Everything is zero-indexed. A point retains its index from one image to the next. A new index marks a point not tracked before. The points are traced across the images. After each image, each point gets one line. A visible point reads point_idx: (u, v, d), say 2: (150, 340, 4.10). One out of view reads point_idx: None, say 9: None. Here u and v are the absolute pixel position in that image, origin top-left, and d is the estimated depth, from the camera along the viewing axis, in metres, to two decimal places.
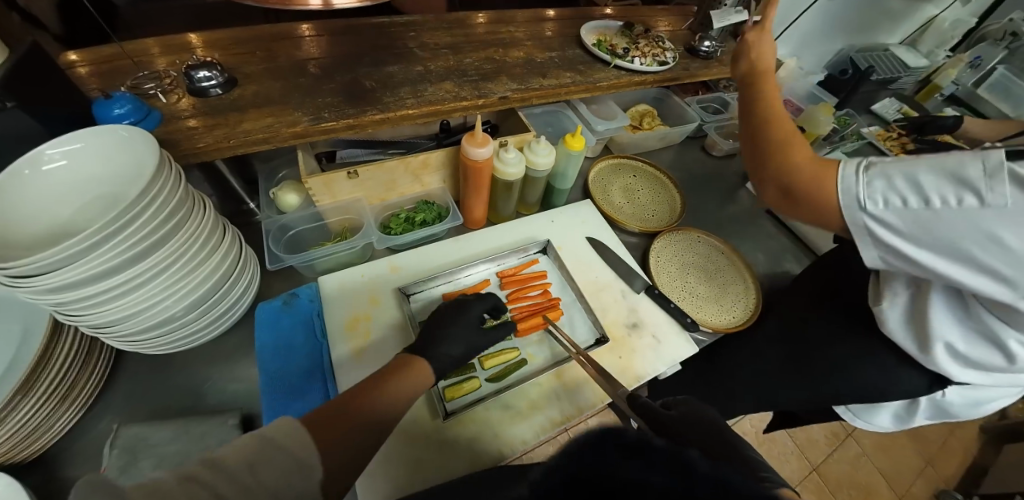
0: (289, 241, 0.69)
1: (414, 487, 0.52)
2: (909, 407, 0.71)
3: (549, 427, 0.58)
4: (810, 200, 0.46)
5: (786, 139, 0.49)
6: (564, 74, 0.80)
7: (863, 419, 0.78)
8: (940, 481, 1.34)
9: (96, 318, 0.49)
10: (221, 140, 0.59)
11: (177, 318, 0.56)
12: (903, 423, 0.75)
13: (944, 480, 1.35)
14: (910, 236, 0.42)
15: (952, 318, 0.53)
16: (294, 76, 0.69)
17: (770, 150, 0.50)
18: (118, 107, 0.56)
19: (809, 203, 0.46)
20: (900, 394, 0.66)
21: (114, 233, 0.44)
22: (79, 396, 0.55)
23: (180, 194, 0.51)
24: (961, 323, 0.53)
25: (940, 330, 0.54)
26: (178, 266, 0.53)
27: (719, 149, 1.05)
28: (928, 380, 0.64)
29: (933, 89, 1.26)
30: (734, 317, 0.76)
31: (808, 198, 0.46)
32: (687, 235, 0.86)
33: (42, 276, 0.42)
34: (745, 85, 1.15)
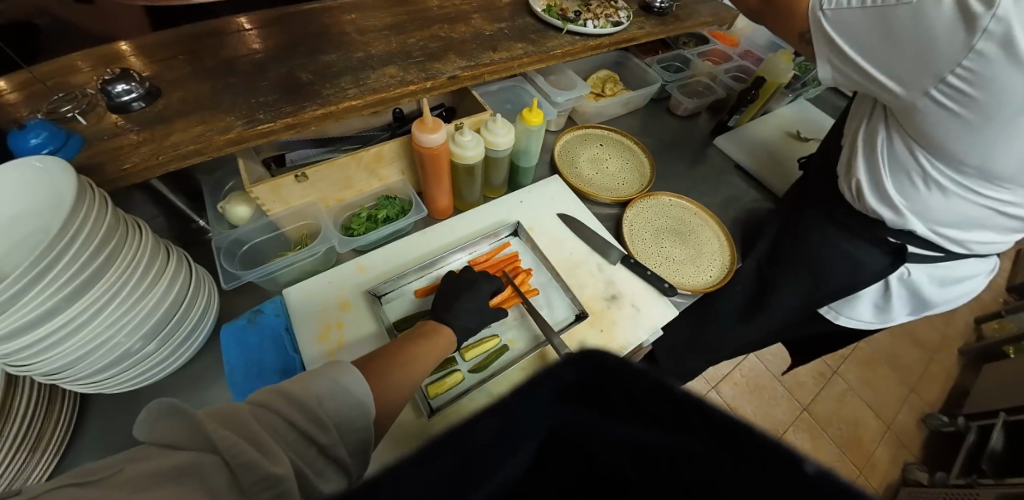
0: (245, 255, 0.65)
1: None
2: (886, 295, 0.75)
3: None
4: None
5: None
6: (516, 45, 0.76)
7: (846, 315, 0.80)
8: (923, 406, 1.41)
9: (41, 368, 0.45)
10: (150, 157, 0.54)
11: (133, 354, 0.52)
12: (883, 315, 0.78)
13: (926, 404, 1.41)
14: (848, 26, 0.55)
15: (895, 169, 0.60)
16: (224, 78, 0.63)
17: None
18: (33, 136, 0.50)
19: None
20: (869, 279, 0.71)
21: (43, 273, 0.41)
22: (49, 446, 0.51)
23: (110, 222, 0.47)
24: (901, 172, 0.60)
25: (885, 180, 0.62)
26: (122, 298, 0.49)
27: (684, 108, 1.03)
28: (889, 258, 0.68)
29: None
30: (711, 277, 0.76)
31: None
32: (660, 199, 0.84)
33: None
34: (705, 39, 1.12)
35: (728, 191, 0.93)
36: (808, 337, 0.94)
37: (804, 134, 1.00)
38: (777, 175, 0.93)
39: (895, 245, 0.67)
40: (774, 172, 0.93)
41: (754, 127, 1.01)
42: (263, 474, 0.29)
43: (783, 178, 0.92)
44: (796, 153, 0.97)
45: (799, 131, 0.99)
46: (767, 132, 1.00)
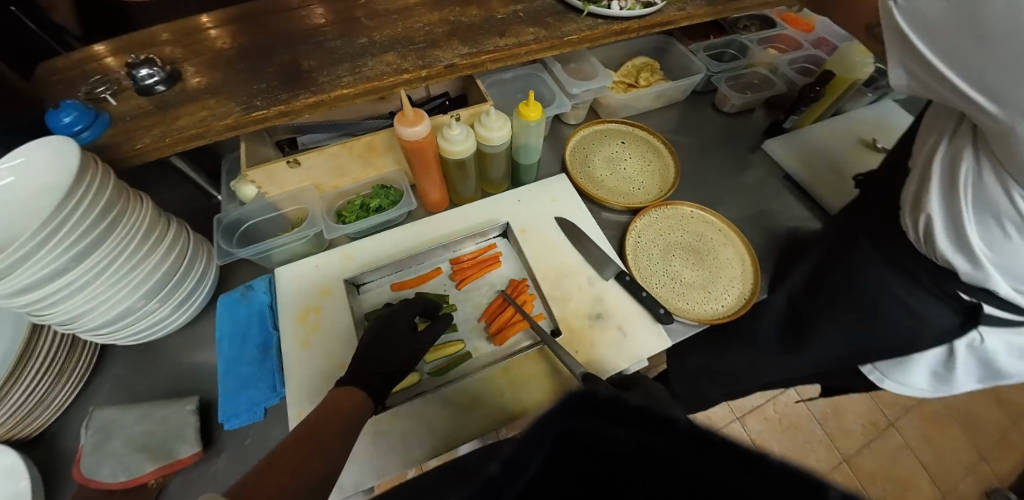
0: (245, 233, 0.68)
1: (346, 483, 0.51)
2: (947, 362, 0.62)
3: (490, 425, 0.55)
4: None
5: None
6: (528, 30, 0.70)
7: (894, 379, 0.68)
8: (998, 480, 1.16)
9: (52, 318, 0.51)
10: (158, 139, 0.58)
11: (133, 313, 0.58)
12: (943, 384, 0.65)
13: (1000, 477, 1.15)
14: (918, 22, 0.44)
15: (976, 204, 0.47)
16: (236, 62, 0.66)
17: None
18: (65, 116, 0.57)
19: None
20: (930, 339, 0.59)
21: (46, 236, 0.46)
22: (71, 379, 0.57)
23: (111, 194, 0.52)
24: (983, 209, 0.46)
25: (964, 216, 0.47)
26: (129, 258, 0.55)
27: (730, 104, 0.90)
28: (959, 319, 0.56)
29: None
30: (723, 306, 0.66)
31: None
32: (678, 210, 0.75)
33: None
34: (771, 22, 0.97)
35: (769, 205, 0.80)
36: (846, 385, 0.80)
37: (880, 144, 0.83)
38: (834, 192, 0.78)
39: (971, 304, 0.53)
40: (831, 187, 0.79)
41: (816, 130, 0.85)
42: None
43: (840, 196, 0.78)
44: (864, 167, 0.81)
45: (875, 140, 0.83)
46: (832, 138, 0.84)
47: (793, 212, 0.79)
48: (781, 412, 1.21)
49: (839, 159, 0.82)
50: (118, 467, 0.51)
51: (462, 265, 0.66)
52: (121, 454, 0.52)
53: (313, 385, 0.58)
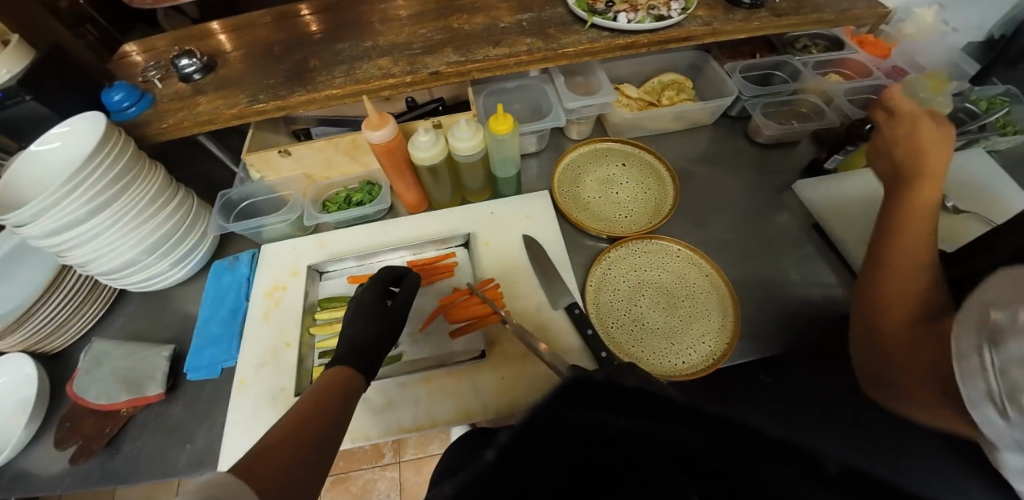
0: (243, 210, 0.76)
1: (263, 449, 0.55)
2: None
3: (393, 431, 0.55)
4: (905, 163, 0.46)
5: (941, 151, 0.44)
6: (525, 40, 0.68)
7: None
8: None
9: (71, 260, 0.62)
10: (179, 121, 0.67)
11: (137, 265, 0.67)
12: None
13: None
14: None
15: None
16: (259, 58, 0.74)
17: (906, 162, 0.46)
18: (117, 95, 0.68)
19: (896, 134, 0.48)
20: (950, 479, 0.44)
21: (66, 192, 0.55)
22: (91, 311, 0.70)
23: (127, 162, 0.61)
24: None
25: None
26: (144, 215, 0.65)
27: (764, 135, 0.78)
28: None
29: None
30: (681, 363, 0.58)
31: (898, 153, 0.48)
32: (664, 247, 0.67)
33: (37, 220, 0.55)
34: (839, 43, 0.82)
35: (782, 255, 0.68)
36: None
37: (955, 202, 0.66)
38: None
39: None
40: (868, 246, 0.65)
41: (865, 175, 0.71)
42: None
43: None
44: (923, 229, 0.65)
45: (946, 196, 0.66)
46: None
47: (811, 268, 0.67)
48: None
49: None
50: (101, 391, 0.61)
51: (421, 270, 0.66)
52: (105, 380, 0.62)
53: (259, 353, 0.62)
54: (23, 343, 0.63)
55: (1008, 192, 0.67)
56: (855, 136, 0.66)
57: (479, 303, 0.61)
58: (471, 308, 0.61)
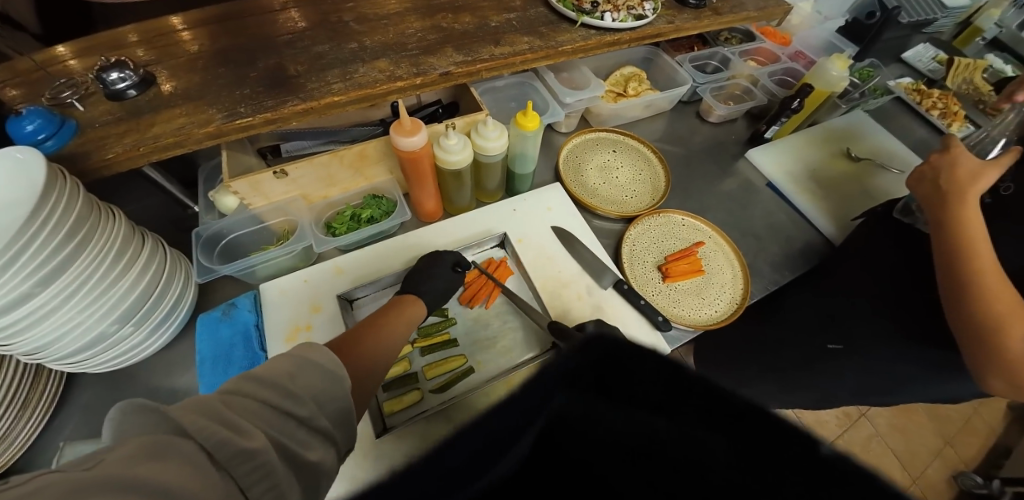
0: (223, 251, 0.64)
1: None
2: None
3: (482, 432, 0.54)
4: (953, 184, 0.56)
5: (970, 201, 0.54)
6: (522, 39, 0.70)
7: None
8: (958, 462, 1.28)
9: (15, 349, 0.48)
10: (130, 147, 0.54)
11: (108, 337, 0.55)
12: None
13: (961, 460, 1.29)
14: None
15: None
16: (215, 67, 0.63)
17: (959, 191, 0.55)
18: (28, 123, 0.52)
19: (948, 187, 0.56)
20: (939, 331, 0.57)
21: (10, 257, 0.42)
22: (39, 404, 0.56)
23: (81, 209, 0.48)
24: None
25: None
26: (98, 279, 0.51)
27: (715, 115, 0.92)
28: None
29: (974, 32, 1.10)
30: (716, 311, 0.67)
31: (948, 185, 0.57)
32: (670, 218, 0.76)
33: None
34: (751, 35, 1.00)
35: (752, 209, 0.83)
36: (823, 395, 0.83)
37: (854, 153, 0.88)
38: (815, 199, 0.82)
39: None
40: (813, 196, 0.82)
41: (795, 141, 0.89)
42: (238, 448, 0.28)
43: (822, 204, 0.81)
44: (843, 176, 0.85)
45: (849, 149, 0.87)
46: (810, 146, 0.88)
47: (774, 216, 0.82)
48: None
49: (819, 168, 0.86)
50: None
51: (473, 283, 0.65)
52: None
53: None
54: None
55: (885, 141, 0.91)
56: (786, 110, 0.83)
57: (689, 262, 0.70)
58: (680, 267, 0.69)
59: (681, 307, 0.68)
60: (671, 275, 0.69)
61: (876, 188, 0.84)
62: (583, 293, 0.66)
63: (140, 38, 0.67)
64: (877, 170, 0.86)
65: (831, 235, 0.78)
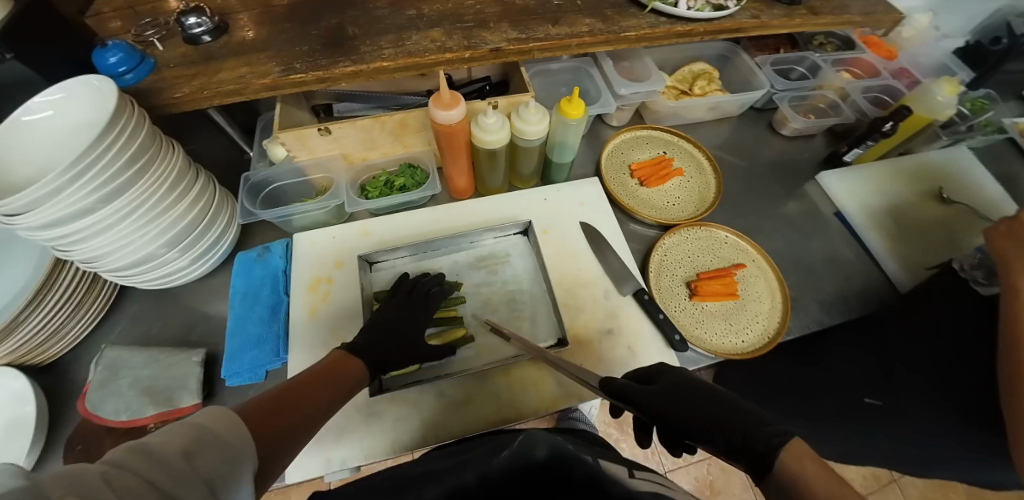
0: (267, 196, 0.68)
1: (343, 442, 0.52)
2: None
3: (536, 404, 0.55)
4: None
5: None
6: (583, 20, 0.66)
7: None
8: None
9: (74, 255, 0.53)
10: (197, 90, 0.58)
11: (155, 259, 0.59)
12: None
13: None
14: None
15: None
16: (280, 21, 0.66)
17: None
18: (112, 56, 0.57)
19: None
20: None
21: (79, 172, 0.46)
22: (95, 302, 0.61)
23: (144, 139, 0.52)
24: None
25: None
26: (145, 210, 0.54)
27: (790, 127, 0.83)
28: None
29: None
30: (744, 342, 0.62)
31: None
32: (713, 233, 0.71)
33: (24, 215, 0.45)
34: (850, 42, 0.88)
35: (811, 241, 0.75)
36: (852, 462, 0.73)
37: (948, 195, 0.76)
38: (890, 241, 0.72)
39: None
40: (887, 234, 0.73)
41: (880, 170, 0.79)
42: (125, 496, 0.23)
43: (897, 246, 0.72)
44: (931, 217, 0.75)
45: (943, 190, 0.76)
46: (897, 179, 0.78)
47: (836, 253, 0.73)
48: None
49: (902, 206, 0.75)
50: (121, 407, 0.53)
51: (643, 169, 0.76)
52: (123, 393, 0.54)
53: (316, 353, 0.57)
54: (12, 356, 0.54)
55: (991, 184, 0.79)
56: (875, 132, 0.73)
57: (723, 282, 0.65)
58: (713, 287, 0.64)
59: (712, 333, 0.63)
60: (717, 299, 0.64)
61: (968, 237, 0.73)
62: (600, 295, 0.63)
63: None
64: (974, 218, 0.75)
65: (898, 281, 0.69)
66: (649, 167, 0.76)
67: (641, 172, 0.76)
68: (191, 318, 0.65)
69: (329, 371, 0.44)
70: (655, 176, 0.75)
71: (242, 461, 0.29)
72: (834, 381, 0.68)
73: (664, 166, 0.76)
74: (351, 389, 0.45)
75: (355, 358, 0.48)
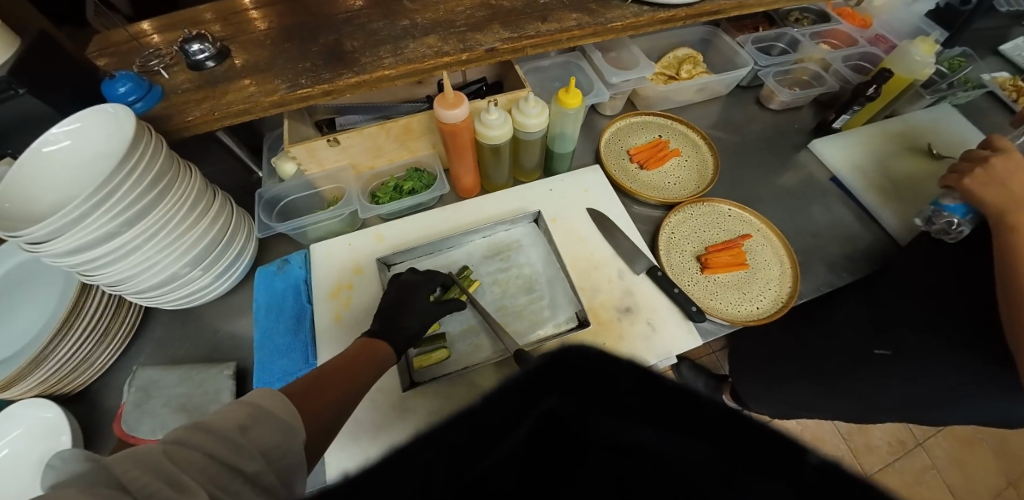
0: (281, 212, 0.69)
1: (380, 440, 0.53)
2: None
3: None
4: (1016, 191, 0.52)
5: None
6: (571, 15, 0.69)
7: None
8: None
9: (101, 280, 0.54)
10: (207, 113, 0.61)
11: (180, 279, 0.60)
12: None
13: None
14: None
15: None
16: (280, 42, 0.68)
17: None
18: (121, 86, 0.59)
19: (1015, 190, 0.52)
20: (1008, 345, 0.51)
21: (104, 197, 0.47)
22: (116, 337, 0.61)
23: (163, 162, 0.53)
24: None
25: None
26: (168, 231, 0.55)
27: (777, 101, 0.86)
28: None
29: None
30: (758, 308, 0.64)
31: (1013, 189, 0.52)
32: (717, 207, 0.73)
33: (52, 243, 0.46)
34: (825, 15, 0.92)
35: (809, 207, 0.77)
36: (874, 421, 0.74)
37: (937, 150, 0.79)
38: (885, 199, 0.74)
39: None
40: (882, 193, 0.75)
41: (868, 133, 0.81)
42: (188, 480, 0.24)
43: (893, 203, 0.74)
44: (923, 174, 0.77)
45: (931, 146, 0.79)
46: (886, 141, 0.81)
47: (835, 215, 0.75)
48: (805, 423, 1.21)
49: (893, 165, 0.78)
50: (157, 425, 0.54)
51: (641, 153, 0.79)
52: (158, 413, 0.55)
53: None
54: (39, 387, 0.55)
55: (975, 136, 0.82)
56: (859, 97, 0.76)
57: (731, 253, 0.67)
58: (722, 258, 0.66)
59: (726, 303, 0.64)
60: (728, 269, 0.66)
61: None
62: (615, 275, 0.65)
63: (217, 15, 0.72)
64: None
65: (898, 236, 0.71)
66: (647, 149, 0.79)
67: (638, 155, 0.78)
68: (214, 336, 0.66)
69: (355, 356, 0.46)
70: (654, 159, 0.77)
71: (296, 434, 0.33)
72: (846, 339, 0.70)
73: (661, 147, 0.78)
74: (383, 362, 0.48)
75: (380, 341, 0.50)
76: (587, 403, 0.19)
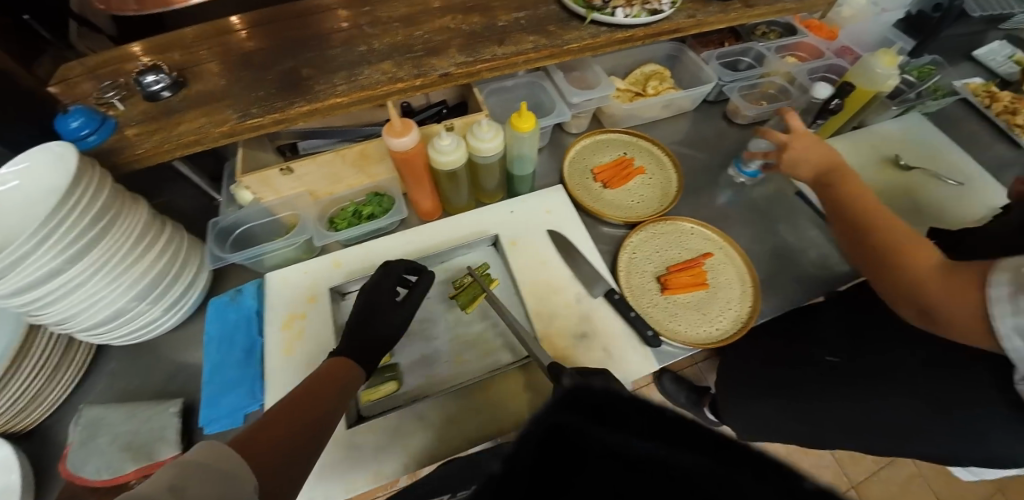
0: (236, 240, 0.69)
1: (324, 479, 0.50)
2: None
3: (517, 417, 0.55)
4: None
5: None
6: (527, 38, 0.69)
7: None
8: None
9: (43, 319, 0.53)
10: (158, 145, 0.60)
11: (128, 313, 0.59)
12: None
13: None
14: None
15: None
16: (236, 69, 0.68)
17: None
18: (72, 121, 0.59)
19: None
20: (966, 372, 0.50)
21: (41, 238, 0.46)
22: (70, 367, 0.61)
23: (106, 198, 0.53)
24: None
25: None
26: (113, 266, 0.55)
27: (743, 116, 0.85)
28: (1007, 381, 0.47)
29: None
30: (717, 329, 0.62)
31: None
32: (678, 226, 0.72)
33: None
34: (791, 28, 0.92)
35: (775, 223, 0.76)
36: None
37: (905, 161, 0.79)
38: None
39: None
40: None
41: (835, 146, 0.81)
42: None
43: None
44: (892, 185, 0.76)
45: (899, 157, 0.79)
46: (853, 153, 0.80)
47: (801, 231, 0.75)
48: None
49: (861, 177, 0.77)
50: (102, 466, 0.53)
51: (604, 172, 0.78)
52: (103, 451, 0.54)
53: None
54: None
55: (942, 145, 0.82)
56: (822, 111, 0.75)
57: (691, 273, 0.66)
58: (682, 278, 0.66)
59: (686, 325, 0.63)
60: (688, 290, 0.65)
61: (925, 200, 0.75)
62: (572, 298, 0.64)
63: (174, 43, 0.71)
64: (930, 180, 0.77)
65: None
66: (611, 166, 0.78)
67: (602, 173, 0.78)
68: (171, 368, 0.65)
69: (326, 377, 0.47)
70: (616, 178, 0.77)
71: (242, 484, 0.31)
72: None
73: (626, 165, 0.78)
74: (349, 385, 0.48)
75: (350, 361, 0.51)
76: (610, 421, 0.15)
